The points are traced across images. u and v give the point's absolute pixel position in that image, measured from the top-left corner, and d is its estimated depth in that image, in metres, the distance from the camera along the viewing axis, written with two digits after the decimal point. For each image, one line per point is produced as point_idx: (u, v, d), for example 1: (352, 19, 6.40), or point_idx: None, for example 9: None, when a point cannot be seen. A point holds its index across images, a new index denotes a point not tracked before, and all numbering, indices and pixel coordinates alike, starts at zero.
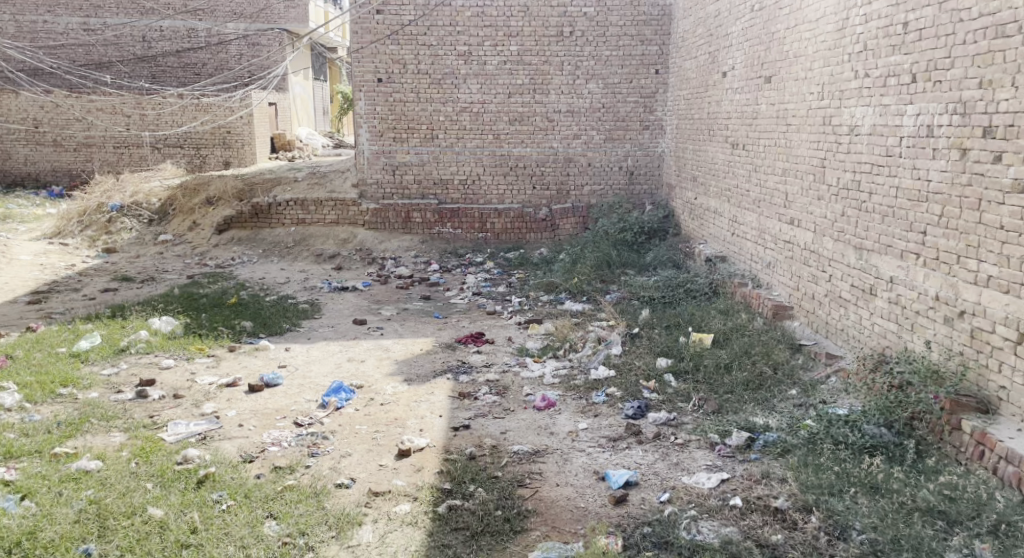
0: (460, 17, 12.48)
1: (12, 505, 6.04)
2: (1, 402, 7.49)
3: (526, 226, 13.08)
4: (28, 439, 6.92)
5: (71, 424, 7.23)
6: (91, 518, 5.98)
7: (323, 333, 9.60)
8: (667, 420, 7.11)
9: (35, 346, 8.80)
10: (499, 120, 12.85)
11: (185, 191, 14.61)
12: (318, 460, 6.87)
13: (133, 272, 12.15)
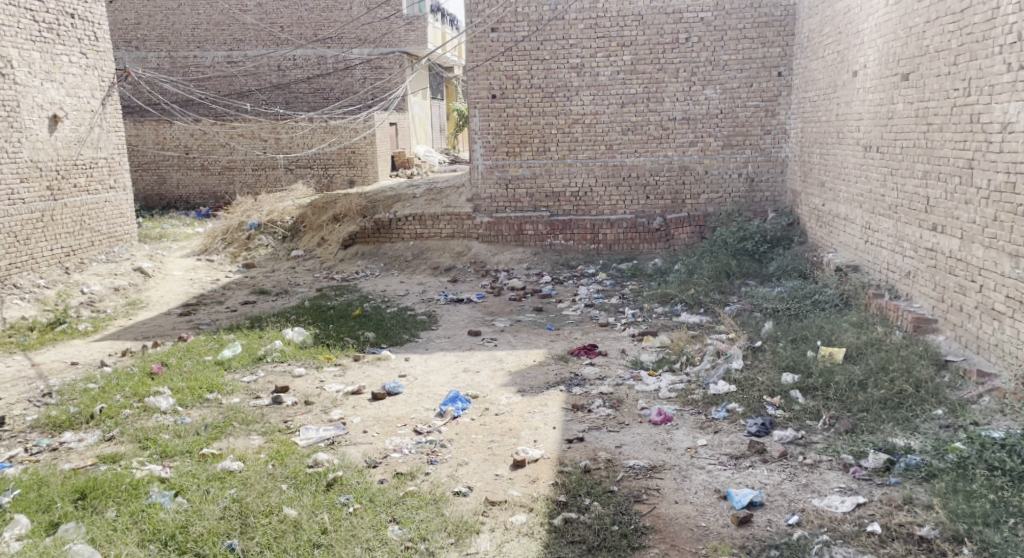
0: (572, 30, 12.57)
1: (167, 500, 6.48)
2: (157, 406, 8.03)
3: (639, 236, 13.02)
4: (180, 440, 7.39)
5: (216, 426, 7.66)
6: (234, 515, 6.31)
7: (440, 343, 9.81)
8: (794, 438, 6.93)
9: (186, 354, 9.39)
10: (612, 130, 12.85)
11: (314, 208, 15.22)
12: (437, 468, 7.03)
13: (269, 285, 12.78)
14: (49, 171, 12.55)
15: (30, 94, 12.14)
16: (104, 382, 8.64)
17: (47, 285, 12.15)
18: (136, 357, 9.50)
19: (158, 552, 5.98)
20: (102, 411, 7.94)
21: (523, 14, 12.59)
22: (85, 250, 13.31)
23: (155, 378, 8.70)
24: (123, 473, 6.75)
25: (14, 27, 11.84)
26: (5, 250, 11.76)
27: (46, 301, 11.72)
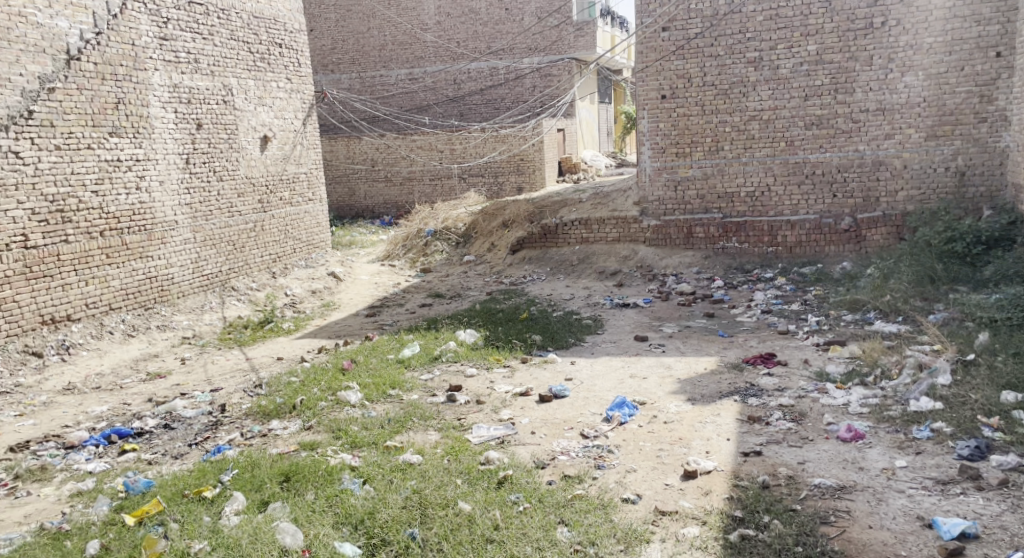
0: (750, 23, 12.20)
1: (356, 487, 6.81)
2: (347, 399, 8.44)
3: (825, 237, 12.43)
4: (367, 432, 7.74)
5: (398, 420, 7.95)
6: (415, 505, 6.51)
7: (606, 348, 9.75)
8: (1015, 465, 6.41)
9: (371, 352, 9.85)
10: (794, 126, 12.34)
11: (484, 216, 15.58)
12: (605, 473, 6.97)
13: (444, 289, 13.20)
14: (261, 185, 13.52)
15: (247, 118, 13.17)
16: (303, 376, 9.20)
17: (258, 288, 13.19)
18: (330, 354, 10.06)
19: (350, 534, 6.29)
20: (302, 402, 8.46)
21: (696, 11, 12.36)
22: (289, 257, 14.22)
23: (345, 373, 9.18)
24: (320, 460, 7.14)
25: (234, 59, 12.92)
26: (225, 258, 12.82)
27: (258, 302, 12.83)
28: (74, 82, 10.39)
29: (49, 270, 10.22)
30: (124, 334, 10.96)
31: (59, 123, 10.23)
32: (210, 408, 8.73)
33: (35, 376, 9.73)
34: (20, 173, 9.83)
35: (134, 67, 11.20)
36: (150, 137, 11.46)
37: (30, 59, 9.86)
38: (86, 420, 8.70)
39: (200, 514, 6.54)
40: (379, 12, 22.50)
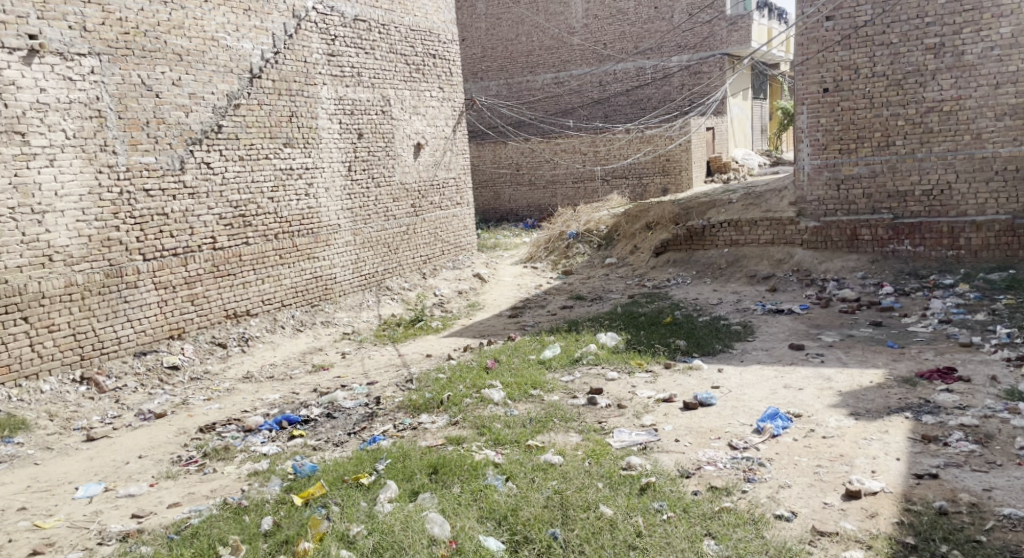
0: (930, 7, 11.40)
1: (499, 483, 6.77)
2: (489, 397, 8.41)
3: (1018, 239, 11.33)
4: (509, 430, 7.69)
5: (539, 421, 7.84)
6: (556, 505, 6.42)
7: (757, 356, 9.30)
8: None
9: (513, 352, 9.81)
10: (982, 117, 11.37)
11: (628, 217, 15.31)
12: (756, 487, 6.60)
13: (585, 291, 13.02)
14: (414, 190, 13.77)
15: (403, 127, 13.43)
16: (450, 373, 9.25)
17: (410, 288, 13.44)
18: (474, 353, 10.06)
19: (494, 529, 6.26)
20: (449, 398, 8.48)
21: None
22: (437, 259, 14.41)
23: (489, 372, 9.16)
24: (466, 455, 7.14)
25: (393, 71, 13.22)
26: (381, 259, 13.13)
27: (410, 302, 13.05)
28: (256, 98, 11.02)
29: (233, 269, 10.90)
30: (293, 328, 11.48)
31: (242, 136, 10.88)
32: (368, 400, 8.91)
33: (220, 364, 10.37)
34: (211, 181, 10.55)
35: (306, 82, 11.71)
36: (319, 147, 11.92)
37: (220, 79, 10.62)
38: (261, 406, 9.10)
39: (357, 499, 6.68)
40: (528, 18, 22.68)
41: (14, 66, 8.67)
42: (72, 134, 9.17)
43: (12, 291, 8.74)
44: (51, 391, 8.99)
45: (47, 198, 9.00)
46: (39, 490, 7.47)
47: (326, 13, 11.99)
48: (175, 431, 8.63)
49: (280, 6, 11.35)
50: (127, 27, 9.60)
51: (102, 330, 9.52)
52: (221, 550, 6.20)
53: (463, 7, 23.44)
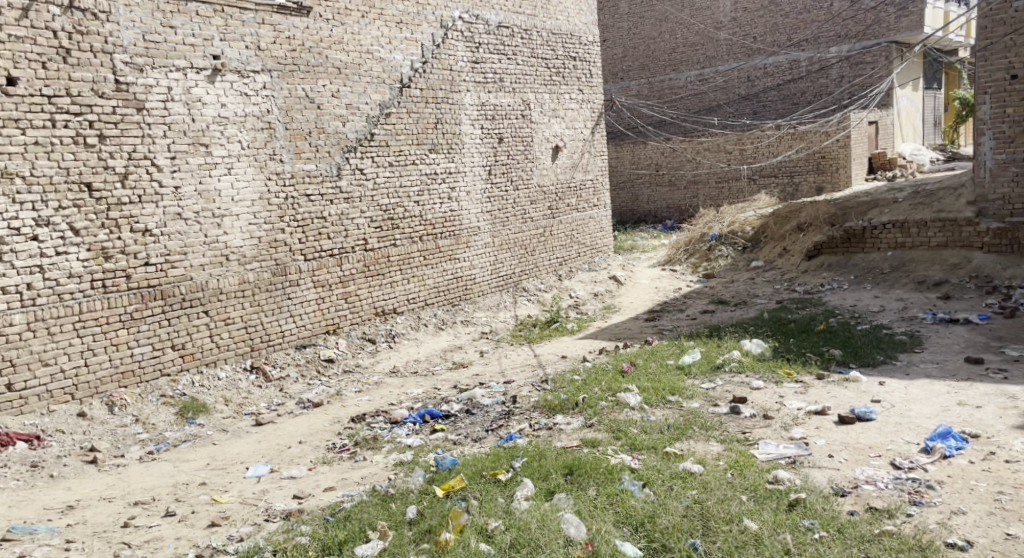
0: None
1: (635, 489, 6.45)
2: (625, 401, 8.07)
3: None
4: (646, 436, 7.34)
5: (678, 428, 7.47)
6: (696, 515, 6.06)
7: (925, 370, 8.57)
8: None
9: (650, 357, 9.43)
10: None
11: (777, 218, 14.58)
12: (923, 511, 6.01)
13: (728, 296, 12.48)
14: (552, 193, 13.58)
15: (541, 130, 13.27)
16: (585, 375, 8.98)
17: (546, 289, 13.29)
18: (610, 356, 9.74)
19: (630, 534, 5.97)
20: (584, 400, 8.21)
21: None
22: (573, 260, 14.18)
23: (625, 376, 8.84)
24: (601, 458, 6.86)
25: (534, 75, 13.09)
26: (519, 260, 13.01)
27: (546, 303, 12.88)
28: (405, 107, 11.14)
29: (382, 270, 11.04)
30: (436, 327, 11.50)
31: (392, 143, 11.00)
32: (504, 398, 8.74)
33: (370, 358, 10.55)
34: (363, 187, 10.74)
35: (451, 89, 11.74)
36: (461, 152, 11.92)
37: (374, 89, 10.81)
38: (407, 399, 9.15)
39: (495, 494, 6.53)
40: (673, 15, 22.39)
41: (200, 84, 9.17)
42: (246, 145, 9.61)
43: (196, 286, 9.22)
44: (227, 378, 9.42)
45: (225, 203, 9.45)
46: (216, 468, 7.79)
47: (472, 22, 11.99)
48: (330, 419, 8.83)
49: (429, 16, 11.43)
50: (295, 45, 9.98)
51: (270, 323, 9.92)
52: (370, 534, 6.19)
53: (606, 7, 23.61)
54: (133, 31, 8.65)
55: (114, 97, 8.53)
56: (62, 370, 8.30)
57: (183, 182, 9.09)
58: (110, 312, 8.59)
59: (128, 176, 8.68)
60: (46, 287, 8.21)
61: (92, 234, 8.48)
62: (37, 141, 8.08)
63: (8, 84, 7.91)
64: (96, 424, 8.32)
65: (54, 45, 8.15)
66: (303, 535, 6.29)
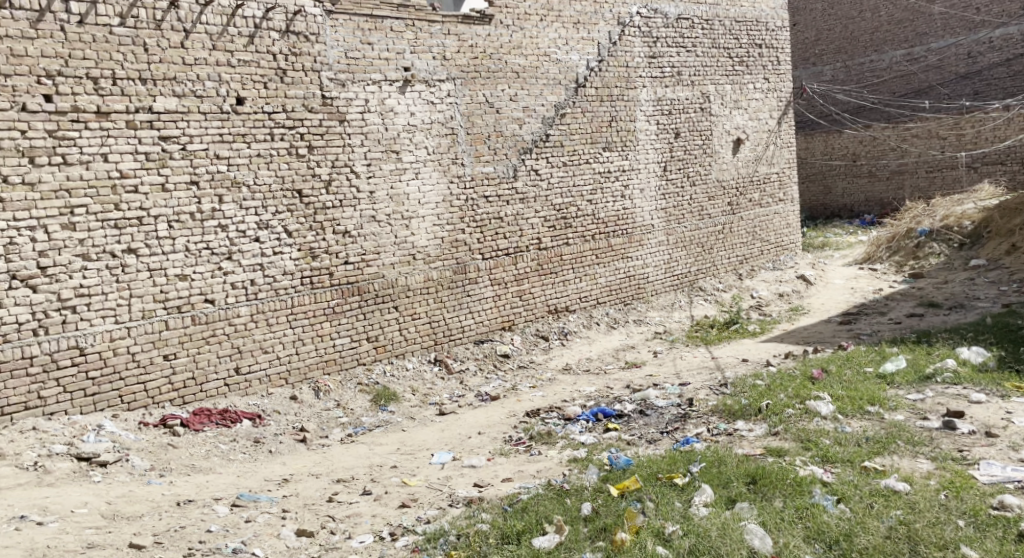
0: None
1: (829, 504, 5.96)
2: (816, 410, 7.52)
3: None
4: (841, 448, 6.78)
5: (879, 441, 6.86)
6: (901, 538, 5.51)
7: None
8: None
9: (846, 363, 8.78)
10: None
11: (1004, 211, 13.17)
12: None
13: (941, 297, 11.49)
14: (733, 188, 13.01)
15: (722, 123, 12.75)
16: (769, 380, 8.45)
17: (725, 288, 12.77)
18: (797, 361, 9.16)
19: (823, 552, 5.50)
20: (768, 406, 7.69)
21: None
22: (756, 258, 13.54)
23: (815, 383, 8.24)
24: (789, 468, 6.40)
25: (715, 66, 12.59)
26: (695, 259, 12.56)
27: (724, 303, 12.36)
28: (580, 106, 10.96)
29: (555, 268, 10.94)
30: (608, 325, 11.28)
31: (566, 143, 10.87)
32: (680, 400, 8.35)
33: (544, 354, 10.46)
34: (538, 187, 10.68)
35: (627, 86, 11.46)
36: (636, 149, 11.62)
37: (550, 90, 10.74)
38: (581, 397, 8.97)
39: (672, 498, 6.23)
40: None
41: (392, 95, 9.46)
42: (432, 150, 9.80)
43: (388, 283, 9.54)
44: (414, 368, 9.69)
45: (412, 206, 9.68)
46: (406, 453, 7.96)
47: (650, 16, 11.67)
48: (506, 413, 8.81)
49: (606, 14, 11.23)
50: (477, 53, 10.11)
51: (451, 319, 10.08)
52: (547, 527, 6.08)
53: None
54: (337, 50, 9.07)
55: (321, 111, 8.97)
56: (278, 357, 8.85)
57: (376, 187, 9.40)
58: (317, 306, 9.06)
59: (331, 182, 9.09)
60: (266, 284, 8.75)
61: (302, 237, 8.94)
62: (259, 154, 8.61)
63: (237, 104, 8.47)
64: (305, 407, 8.79)
65: (272, 66, 8.66)
66: (484, 522, 6.29)
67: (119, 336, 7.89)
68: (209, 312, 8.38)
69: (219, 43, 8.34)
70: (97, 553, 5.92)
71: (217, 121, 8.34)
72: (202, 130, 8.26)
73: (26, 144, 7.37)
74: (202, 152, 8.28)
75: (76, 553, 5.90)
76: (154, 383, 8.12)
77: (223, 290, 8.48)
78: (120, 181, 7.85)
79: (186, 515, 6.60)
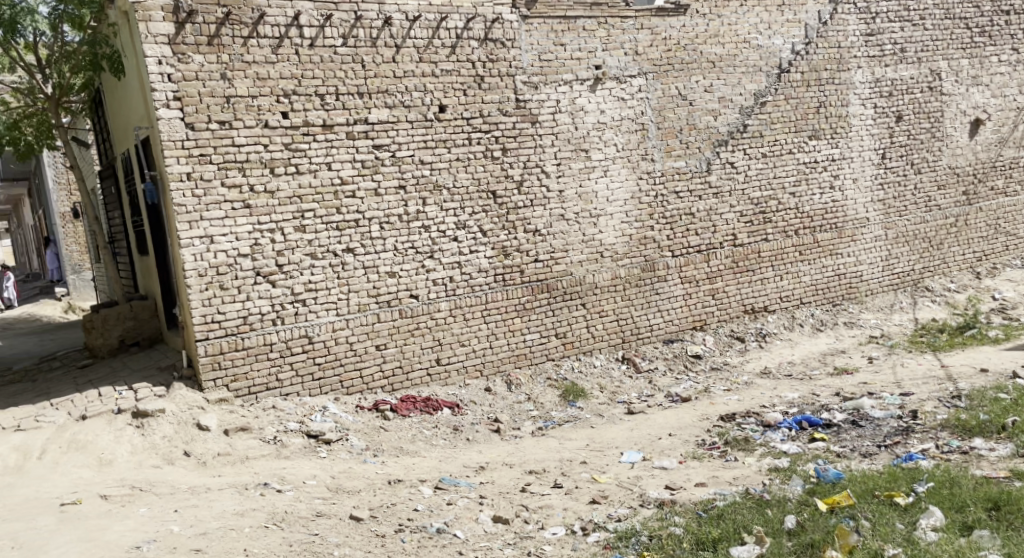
0: None
1: None
2: None
3: None
4: None
5: None
6: None
7: None
8: None
9: None
10: None
11: None
12: None
13: None
14: (968, 175, 11.84)
15: (956, 102, 11.65)
16: (1015, 395, 7.51)
17: (957, 289, 11.61)
18: None
19: None
20: (1015, 423, 6.81)
21: None
22: (999, 254, 12.26)
23: None
24: None
25: (948, 40, 11.52)
26: (920, 255, 11.53)
27: (957, 305, 11.23)
28: (783, 93, 10.33)
29: (752, 266, 10.36)
30: (813, 327, 10.56)
31: (767, 133, 10.27)
32: (902, 412, 7.60)
33: (739, 357, 9.90)
34: (734, 181, 10.15)
35: (839, 68, 10.69)
36: (849, 136, 10.82)
37: (750, 79, 10.18)
38: (781, 403, 8.40)
39: (892, 518, 5.64)
40: None
41: (583, 94, 9.29)
42: (621, 147, 9.52)
43: (575, 281, 9.36)
44: (601, 366, 9.47)
45: (601, 204, 9.45)
46: (594, 449, 7.74)
47: None
48: (698, 415, 8.40)
49: None
50: (671, 45, 9.74)
51: (639, 317, 9.76)
52: (746, 537, 5.67)
53: None
54: (531, 53, 9.03)
55: (515, 114, 8.96)
56: (474, 350, 8.91)
57: (565, 185, 9.24)
58: (509, 302, 9.04)
59: (522, 182, 9.03)
60: (463, 280, 8.82)
61: (495, 236, 8.94)
62: (458, 158, 8.70)
63: (440, 111, 8.62)
64: (499, 398, 8.77)
65: (472, 74, 8.75)
66: (677, 525, 5.97)
67: (341, 327, 8.24)
68: (414, 306, 8.58)
69: (425, 55, 8.53)
70: (323, 522, 6.23)
71: (422, 129, 8.52)
72: (409, 138, 8.47)
73: (268, 156, 7.88)
74: (409, 159, 8.48)
75: (308, 520, 6.25)
76: (369, 370, 8.41)
77: (426, 287, 8.64)
78: (341, 187, 8.19)
79: (395, 493, 6.79)
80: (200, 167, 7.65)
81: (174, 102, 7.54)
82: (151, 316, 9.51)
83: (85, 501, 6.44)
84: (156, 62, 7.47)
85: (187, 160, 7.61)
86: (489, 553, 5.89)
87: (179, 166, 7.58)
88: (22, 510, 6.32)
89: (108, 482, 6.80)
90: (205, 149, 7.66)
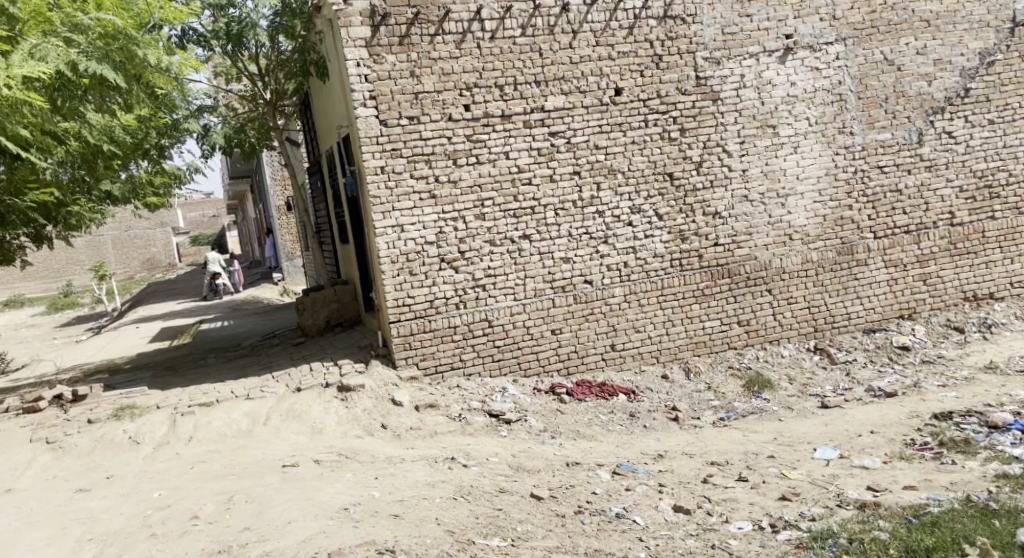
0: None
1: None
2: None
3: None
4: None
5: None
6: None
7: None
8: None
9: None
10: None
11: None
12: None
13: None
14: None
15: None
16: None
17: None
18: None
19: None
20: None
21: None
22: None
23: None
24: None
25: None
26: None
27: None
28: (1017, 50, 9.22)
29: (973, 247, 9.33)
30: None
31: (996, 96, 9.19)
32: None
33: (957, 349, 8.93)
34: (952, 152, 9.16)
35: None
36: None
37: (973, 36, 9.14)
38: (1010, 402, 7.48)
39: None
40: None
41: (771, 67, 8.66)
42: (814, 121, 8.81)
43: (761, 266, 8.76)
44: (790, 356, 8.83)
45: (790, 182, 8.78)
46: (784, 444, 7.18)
47: None
48: (907, 413, 7.62)
49: None
50: (875, 6, 8.89)
51: (834, 304, 9.03)
52: (967, 548, 5.03)
53: None
54: (714, 27, 8.49)
55: (694, 92, 8.46)
56: (649, 336, 8.53)
57: (750, 164, 8.66)
58: (687, 287, 8.58)
59: (702, 163, 8.53)
60: (637, 265, 8.45)
61: (672, 219, 8.50)
62: (633, 141, 8.35)
63: (616, 94, 8.29)
64: (676, 387, 8.36)
65: (650, 54, 8.35)
66: (882, 530, 5.39)
67: (518, 311, 8.15)
68: (588, 291, 8.32)
69: (602, 38, 8.22)
70: (506, 498, 6.11)
71: (597, 114, 8.24)
72: (584, 125, 8.21)
73: (452, 148, 7.93)
74: (584, 145, 8.23)
75: (492, 495, 6.16)
76: (545, 353, 8.26)
77: (600, 272, 8.36)
78: (518, 175, 8.09)
79: (574, 475, 6.57)
80: (391, 160, 7.81)
81: (370, 101, 7.74)
82: (352, 299, 9.83)
83: (302, 464, 6.66)
84: (355, 65, 7.70)
85: (380, 154, 7.79)
86: (671, 542, 5.55)
87: (374, 161, 7.77)
88: (254, 468, 6.62)
89: (320, 448, 7.03)
90: (396, 143, 7.82)
